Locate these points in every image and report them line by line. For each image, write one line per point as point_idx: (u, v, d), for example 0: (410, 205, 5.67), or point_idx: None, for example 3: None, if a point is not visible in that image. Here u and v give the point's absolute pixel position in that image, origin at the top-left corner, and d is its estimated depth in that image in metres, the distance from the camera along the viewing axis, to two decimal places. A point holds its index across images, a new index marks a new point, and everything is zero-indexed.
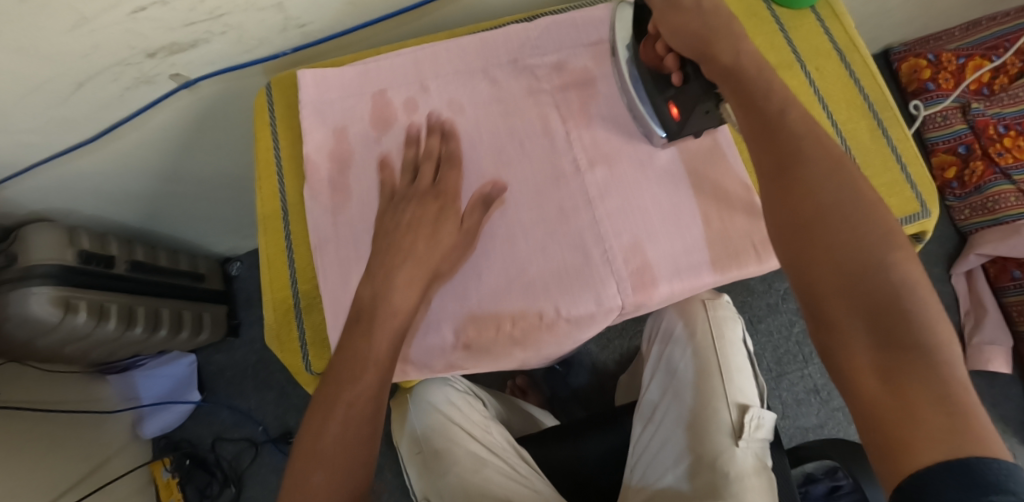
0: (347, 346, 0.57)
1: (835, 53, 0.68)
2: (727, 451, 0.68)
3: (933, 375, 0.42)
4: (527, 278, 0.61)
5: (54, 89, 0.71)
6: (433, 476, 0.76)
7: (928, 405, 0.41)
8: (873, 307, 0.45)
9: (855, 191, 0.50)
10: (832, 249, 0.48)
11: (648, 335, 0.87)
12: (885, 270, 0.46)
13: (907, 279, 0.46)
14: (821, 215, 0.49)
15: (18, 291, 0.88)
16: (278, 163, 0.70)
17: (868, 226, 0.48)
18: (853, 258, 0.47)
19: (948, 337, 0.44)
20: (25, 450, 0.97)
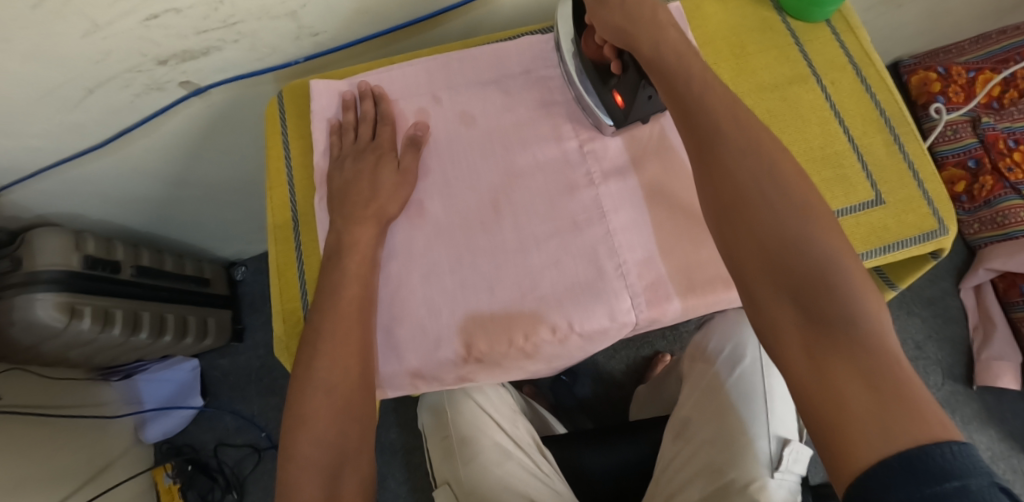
0: (359, 359, 0.56)
1: (850, 67, 0.68)
2: (761, 480, 0.67)
3: (860, 352, 0.43)
4: (539, 292, 0.60)
5: (63, 95, 0.71)
6: (457, 464, 0.75)
7: (857, 384, 0.42)
8: (799, 288, 0.46)
9: (780, 171, 0.50)
10: (758, 235, 0.49)
11: (688, 351, 0.86)
12: (809, 251, 0.47)
13: (832, 257, 0.46)
14: (746, 200, 0.50)
15: (24, 296, 0.88)
16: (289, 172, 0.70)
17: (791, 208, 0.49)
18: (777, 241, 0.48)
19: (880, 308, 0.45)
20: (28, 455, 0.97)
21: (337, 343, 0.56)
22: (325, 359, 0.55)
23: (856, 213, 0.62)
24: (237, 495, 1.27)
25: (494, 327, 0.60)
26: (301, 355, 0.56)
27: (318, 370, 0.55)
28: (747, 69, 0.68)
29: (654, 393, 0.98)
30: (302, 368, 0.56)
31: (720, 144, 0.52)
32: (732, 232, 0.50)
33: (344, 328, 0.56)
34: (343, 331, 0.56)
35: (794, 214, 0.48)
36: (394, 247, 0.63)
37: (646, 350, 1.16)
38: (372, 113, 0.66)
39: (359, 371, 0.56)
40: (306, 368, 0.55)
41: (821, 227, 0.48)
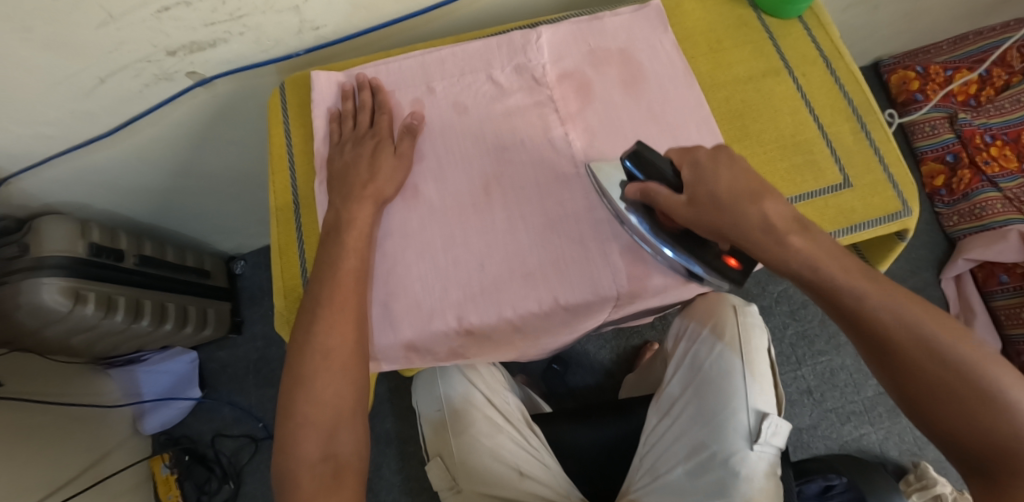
0: (355, 329, 0.60)
1: (820, 60, 0.72)
2: (740, 452, 0.72)
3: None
4: (527, 269, 0.64)
5: (76, 84, 0.75)
6: (449, 436, 0.78)
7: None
8: (982, 442, 0.51)
9: (942, 326, 0.53)
10: (936, 394, 0.53)
11: (673, 334, 0.89)
12: (984, 405, 0.51)
13: (1011, 404, 0.51)
14: (920, 364, 0.53)
15: (30, 280, 0.91)
16: (291, 158, 0.73)
17: (959, 366, 0.52)
18: (954, 400, 0.52)
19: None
20: (26, 440, 0.99)
21: (334, 311, 0.59)
22: (324, 328, 0.59)
23: (825, 195, 0.66)
24: (234, 485, 1.29)
25: (487, 301, 0.63)
26: (301, 325, 0.60)
27: (316, 337, 0.59)
28: (723, 62, 0.72)
29: (641, 379, 1.02)
30: (303, 335, 0.60)
31: (871, 308, 0.54)
32: (907, 389, 0.54)
33: (342, 299, 0.60)
34: (341, 300, 0.60)
35: (965, 369, 0.52)
36: (393, 228, 0.66)
37: (635, 340, 1.20)
38: (370, 101, 0.70)
39: (354, 339, 0.60)
40: (307, 335, 0.59)
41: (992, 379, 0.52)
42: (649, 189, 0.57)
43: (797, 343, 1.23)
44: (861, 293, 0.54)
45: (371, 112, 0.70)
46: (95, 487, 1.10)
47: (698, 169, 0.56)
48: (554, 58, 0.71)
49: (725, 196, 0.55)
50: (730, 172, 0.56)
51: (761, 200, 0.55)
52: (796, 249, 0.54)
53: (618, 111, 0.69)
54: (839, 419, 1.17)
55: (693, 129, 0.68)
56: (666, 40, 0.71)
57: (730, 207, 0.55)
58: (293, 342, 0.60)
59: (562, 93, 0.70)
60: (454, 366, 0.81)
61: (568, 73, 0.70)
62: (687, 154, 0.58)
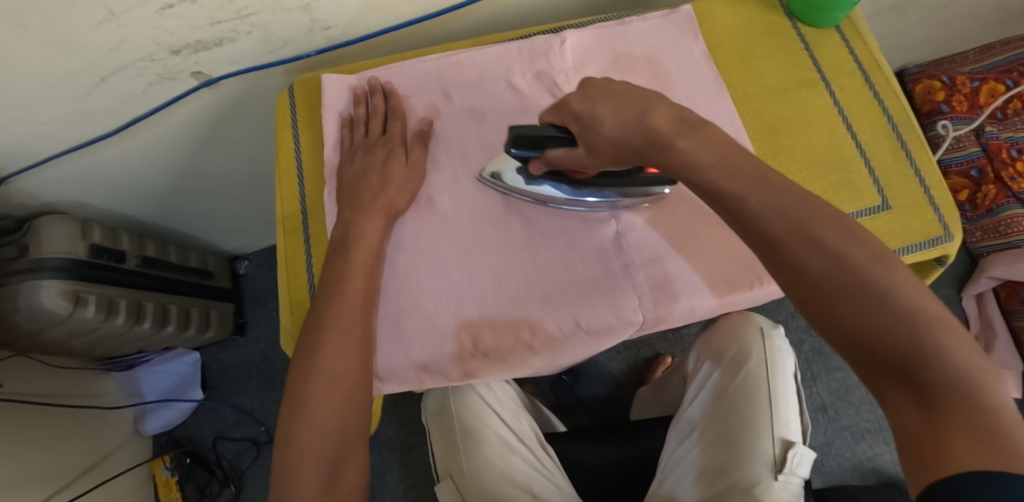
0: (360, 356, 0.57)
1: (858, 72, 0.68)
2: (765, 481, 0.68)
3: (974, 408, 0.41)
4: (547, 288, 0.60)
5: (78, 83, 0.72)
6: (460, 457, 0.76)
7: (962, 435, 0.40)
8: (887, 349, 0.44)
9: (837, 225, 0.47)
10: (834, 297, 0.45)
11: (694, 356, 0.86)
12: (885, 305, 0.44)
13: (915, 307, 0.44)
14: (820, 265, 0.46)
15: (29, 282, 0.88)
16: (299, 165, 0.70)
17: (859, 266, 0.45)
18: (856, 302, 0.45)
19: (971, 359, 0.43)
20: (26, 443, 0.97)
21: (341, 332, 0.56)
22: (330, 352, 0.56)
23: (862, 217, 0.63)
24: (235, 489, 1.26)
25: (503, 321, 0.59)
26: (304, 346, 0.57)
27: (320, 362, 0.56)
28: (755, 72, 0.68)
29: (653, 395, 1.00)
30: (305, 358, 0.56)
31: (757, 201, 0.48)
32: (807, 295, 0.46)
33: (347, 323, 0.57)
34: (347, 323, 0.57)
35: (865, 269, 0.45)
36: (406, 241, 0.63)
37: (646, 351, 1.17)
38: (382, 107, 0.66)
39: (359, 367, 0.57)
40: (309, 359, 0.56)
41: (891, 284, 0.45)
42: (547, 162, 0.58)
43: (813, 359, 1.20)
44: (751, 189, 0.48)
45: (383, 118, 0.66)
46: (96, 490, 1.08)
47: (578, 118, 0.55)
48: (577, 65, 0.67)
49: (618, 128, 0.52)
50: (606, 103, 0.53)
51: (653, 121, 0.52)
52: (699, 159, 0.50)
53: None
54: (855, 438, 1.14)
55: None
56: (696, 48, 0.68)
57: (627, 131, 0.52)
58: (294, 366, 0.57)
59: None
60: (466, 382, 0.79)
61: None
62: (558, 107, 0.57)
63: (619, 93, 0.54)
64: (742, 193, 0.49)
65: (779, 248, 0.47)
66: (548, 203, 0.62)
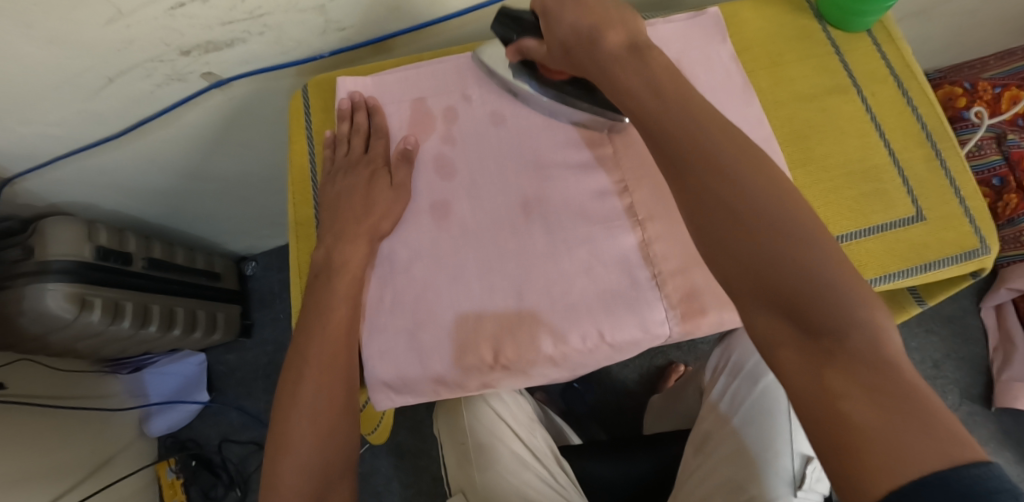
0: (343, 389, 0.57)
1: (891, 78, 0.66)
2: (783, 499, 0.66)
3: (879, 366, 0.39)
4: (569, 301, 0.58)
5: (84, 83, 0.70)
6: (472, 471, 0.74)
7: (861, 397, 0.38)
8: (790, 296, 0.42)
9: (752, 165, 0.46)
10: (744, 245, 0.44)
11: (711, 366, 0.84)
12: (789, 250, 0.42)
13: (819, 253, 0.42)
14: (730, 205, 0.45)
15: (34, 286, 0.86)
16: (313, 169, 0.68)
17: (769, 207, 0.44)
18: (766, 248, 0.43)
19: (874, 309, 0.41)
20: (29, 448, 0.95)
21: (320, 360, 0.57)
22: (312, 385, 0.56)
23: (896, 229, 0.61)
24: (241, 493, 1.25)
25: (524, 335, 0.57)
26: (288, 380, 0.57)
27: (302, 391, 0.56)
28: (784, 79, 0.66)
29: (668, 406, 0.98)
30: (290, 392, 0.57)
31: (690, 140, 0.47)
32: (715, 237, 0.45)
33: (330, 357, 0.57)
34: (330, 355, 0.57)
35: (775, 210, 0.44)
36: (422, 252, 0.61)
37: (659, 360, 1.15)
38: (365, 125, 0.65)
39: (343, 400, 0.57)
40: (293, 393, 0.57)
41: (800, 228, 0.43)
42: (518, 51, 0.61)
43: None
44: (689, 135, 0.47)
45: (366, 135, 0.65)
46: (102, 492, 1.08)
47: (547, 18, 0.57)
48: None
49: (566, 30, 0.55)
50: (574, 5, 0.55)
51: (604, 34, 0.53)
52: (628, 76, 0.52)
53: None
54: None
55: None
56: (723, 52, 0.65)
57: (574, 37, 0.55)
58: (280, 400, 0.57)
59: None
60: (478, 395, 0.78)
61: None
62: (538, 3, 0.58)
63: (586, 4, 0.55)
64: (667, 127, 0.48)
65: (693, 185, 0.46)
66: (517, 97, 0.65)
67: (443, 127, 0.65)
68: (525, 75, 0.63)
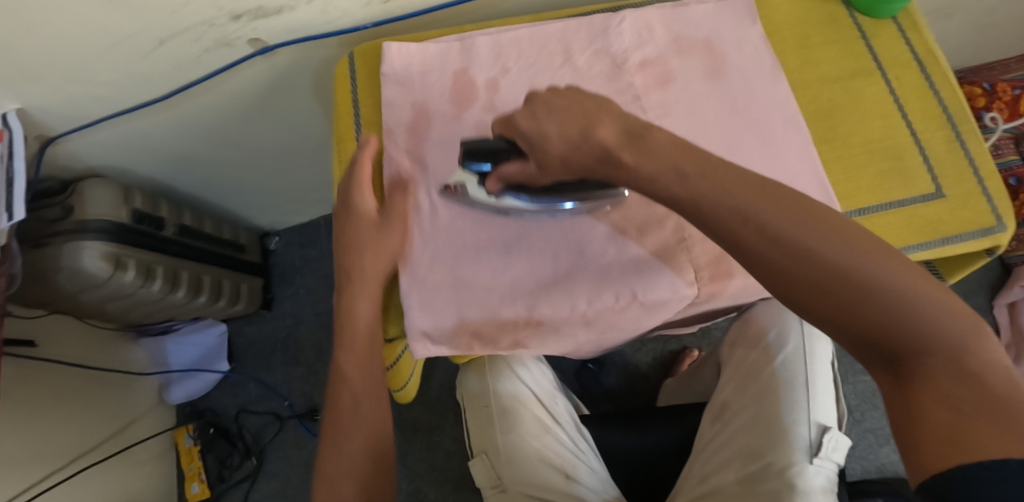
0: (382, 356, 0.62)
1: (915, 63, 0.68)
2: (799, 464, 0.68)
3: (964, 379, 0.42)
4: (604, 264, 0.60)
5: (136, 45, 0.72)
6: (496, 433, 0.78)
7: (941, 407, 0.41)
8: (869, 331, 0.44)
9: (808, 220, 0.46)
10: (811, 290, 0.45)
11: (729, 339, 0.87)
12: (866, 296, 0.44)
13: (899, 290, 0.44)
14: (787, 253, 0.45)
15: (72, 243, 0.88)
16: (358, 130, 0.70)
17: (820, 247, 0.45)
18: (832, 291, 0.44)
19: (959, 322, 0.43)
20: (45, 407, 0.98)
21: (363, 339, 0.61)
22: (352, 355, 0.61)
23: (915, 204, 0.63)
24: (256, 462, 1.27)
25: (559, 294, 0.60)
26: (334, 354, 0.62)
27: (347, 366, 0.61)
28: (812, 60, 0.69)
29: (683, 384, 1.01)
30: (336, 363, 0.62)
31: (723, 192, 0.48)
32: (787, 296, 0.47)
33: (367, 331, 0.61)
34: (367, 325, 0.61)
35: (844, 261, 0.44)
36: (460, 212, 0.63)
37: (673, 344, 1.17)
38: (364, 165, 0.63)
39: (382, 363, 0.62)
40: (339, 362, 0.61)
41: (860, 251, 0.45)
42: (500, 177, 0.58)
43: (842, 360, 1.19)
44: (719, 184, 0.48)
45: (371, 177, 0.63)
46: (113, 457, 1.11)
47: (528, 139, 0.54)
48: (636, 44, 0.67)
49: (557, 158, 0.53)
50: (552, 118, 0.52)
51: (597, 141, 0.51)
52: (643, 162, 0.49)
53: (702, 106, 0.65)
54: (879, 440, 1.14)
55: (779, 127, 0.64)
56: (755, 33, 0.68)
57: (573, 149, 0.52)
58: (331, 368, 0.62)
59: (644, 81, 0.66)
60: (503, 363, 0.81)
61: (650, 61, 0.67)
62: (505, 119, 0.56)
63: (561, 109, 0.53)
64: (707, 207, 0.47)
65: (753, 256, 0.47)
66: (510, 214, 0.62)
67: (485, 96, 0.67)
68: (511, 191, 0.60)
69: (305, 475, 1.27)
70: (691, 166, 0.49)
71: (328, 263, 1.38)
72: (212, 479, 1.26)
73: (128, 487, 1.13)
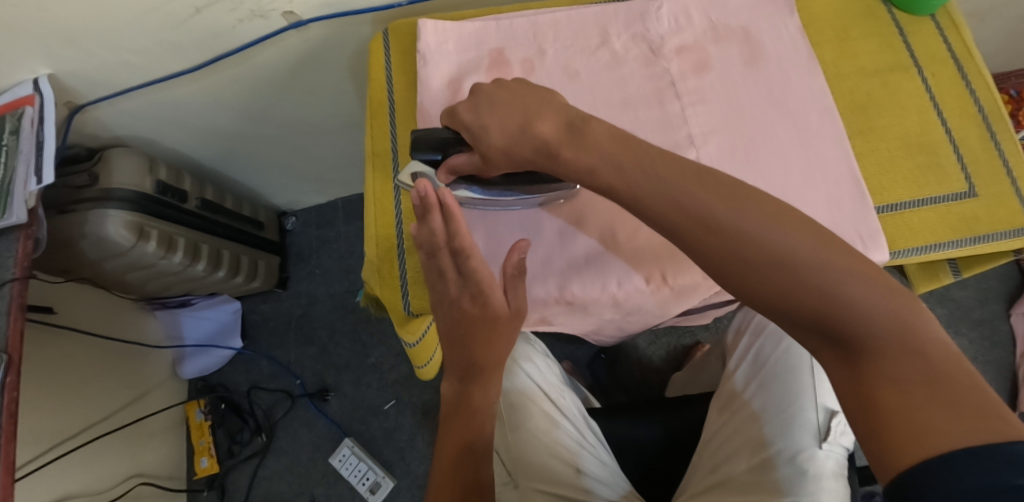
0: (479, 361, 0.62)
1: (951, 61, 0.68)
2: (809, 449, 0.70)
3: (909, 361, 0.43)
4: (635, 245, 0.60)
5: (172, 12, 0.73)
6: (505, 430, 0.79)
7: (891, 390, 0.42)
8: (819, 319, 0.46)
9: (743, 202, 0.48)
10: (749, 272, 0.47)
11: (734, 329, 0.88)
12: (819, 287, 0.45)
13: (828, 271, 0.46)
14: (725, 234, 0.47)
15: (97, 211, 0.89)
16: (390, 104, 0.70)
17: (758, 234, 0.47)
18: (771, 278, 0.46)
19: (895, 306, 0.45)
20: (61, 373, 0.99)
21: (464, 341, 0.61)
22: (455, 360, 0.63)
23: (948, 201, 0.63)
24: (266, 438, 1.28)
25: (590, 275, 0.59)
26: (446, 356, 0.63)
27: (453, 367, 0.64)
28: (849, 53, 0.68)
29: (692, 377, 1.01)
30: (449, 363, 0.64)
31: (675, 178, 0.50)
32: (731, 279, 0.48)
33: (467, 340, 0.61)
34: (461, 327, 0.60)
35: (774, 245, 0.47)
36: None
37: (686, 339, 1.17)
38: (442, 234, 0.55)
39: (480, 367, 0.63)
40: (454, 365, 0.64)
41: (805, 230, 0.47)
42: (448, 170, 0.59)
43: None
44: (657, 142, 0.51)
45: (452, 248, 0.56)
46: (125, 427, 1.12)
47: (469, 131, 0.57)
48: (672, 30, 0.67)
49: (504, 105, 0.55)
50: (493, 115, 0.55)
51: (536, 133, 0.54)
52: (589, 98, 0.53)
53: (736, 94, 0.64)
54: None
55: (814, 117, 0.64)
56: (791, 23, 0.67)
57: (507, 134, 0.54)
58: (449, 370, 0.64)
59: (680, 67, 0.66)
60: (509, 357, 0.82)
61: (686, 47, 0.67)
62: (451, 111, 0.59)
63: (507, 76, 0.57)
64: (649, 202, 0.50)
65: (694, 245, 0.48)
66: (464, 206, 0.63)
67: (520, 75, 0.67)
68: (464, 182, 0.60)
69: (314, 454, 1.27)
70: None
71: (344, 244, 1.39)
72: (222, 453, 1.28)
73: (137, 457, 1.14)
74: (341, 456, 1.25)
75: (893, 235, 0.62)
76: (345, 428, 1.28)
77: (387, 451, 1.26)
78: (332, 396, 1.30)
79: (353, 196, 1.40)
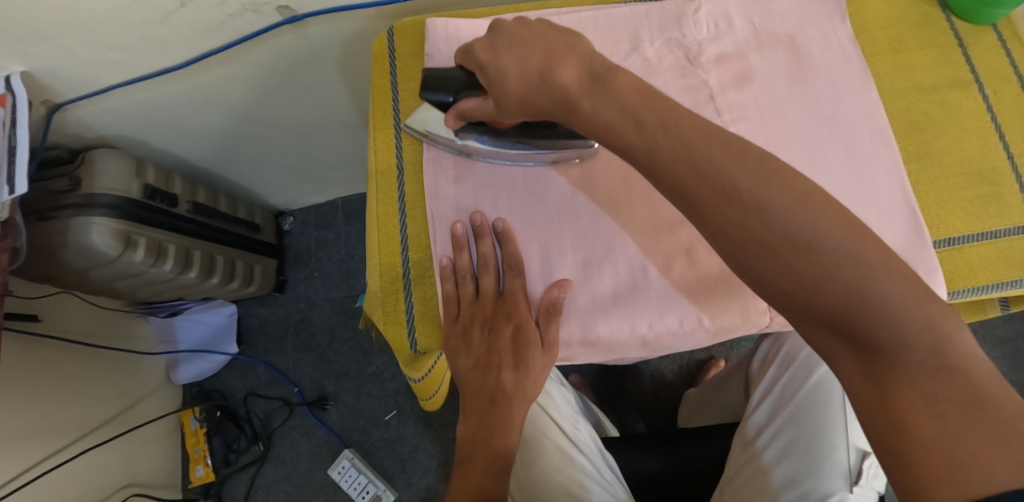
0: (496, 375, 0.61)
1: (1016, 78, 0.61)
2: (840, 492, 0.65)
3: (944, 378, 0.39)
4: (668, 283, 0.54)
5: (155, 4, 0.66)
6: (517, 467, 0.74)
7: (925, 412, 0.39)
8: (841, 317, 0.41)
9: (774, 179, 0.42)
10: (770, 259, 0.42)
11: (758, 359, 0.82)
12: (847, 280, 0.40)
13: (859, 263, 0.41)
14: (748, 215, 0.42)
15: (80, 218, 0.82)
16: (397, 114, 0.63)
17: (786, 215, 0.42)
18: (795, 265, 0.41)
19: (932, 312, 0.40)
20: (48, 389, 0.93)
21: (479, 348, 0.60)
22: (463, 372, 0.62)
23: (1010, 236, 0.57)
24: (263, 448, 1.23)
25: (618, 314, 0.54)
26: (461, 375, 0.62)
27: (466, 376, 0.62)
28: (904, 65, 0.62)
29: (708, 399, 0.95)
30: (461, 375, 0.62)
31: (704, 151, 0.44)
32: (753, 268, 0.43)
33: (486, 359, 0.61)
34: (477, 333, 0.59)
35: (804, 231, 0.41)
36: (513, 214, 0.57)
37: (700, 353, 1.12)
38: (492, 257, 0.57)
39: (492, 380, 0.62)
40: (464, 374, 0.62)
41: (845, 222, 0.42)
42: (459, 115, 0.54)
43: None
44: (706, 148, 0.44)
45: (495, 272, 0.58)
46: (117, 438, 1.07)
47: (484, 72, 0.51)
48: (711, 37, 0.61)
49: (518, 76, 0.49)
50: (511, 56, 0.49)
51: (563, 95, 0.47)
52: (617, 110, 0.46)
53: (781, 109, 0.58)
54: None
55: (867, 136, 0.57)
56: (842, 31, 0.60)
57: (526, 84, 0.49)
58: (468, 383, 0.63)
59: (719, 78, 0.59)
60: None
61: (726, 55, 0.60)
62: (467, 50, 0.53)
63: (526, 42, 0.49)
64: (682, 189, 0.44)
65: (714, 220, 0.43)
66: (471, 157, 0.59)
67: None
68: (474, 131, 0.57)
69: (313, 464, 1.23)
70: (799, 187, 0.42)
71: (343, 247, 1.33)
72: (218, 462, 1.23)
73: (130, 467, 1.09)
74: (340, 468, 1.20)
75: (950, 273, 0.56)
76: (345, 438, 1.23)
77: (388, 463, 1.21)
78: (332, 405, 1.25)
79: (354, 196, 1.34)
